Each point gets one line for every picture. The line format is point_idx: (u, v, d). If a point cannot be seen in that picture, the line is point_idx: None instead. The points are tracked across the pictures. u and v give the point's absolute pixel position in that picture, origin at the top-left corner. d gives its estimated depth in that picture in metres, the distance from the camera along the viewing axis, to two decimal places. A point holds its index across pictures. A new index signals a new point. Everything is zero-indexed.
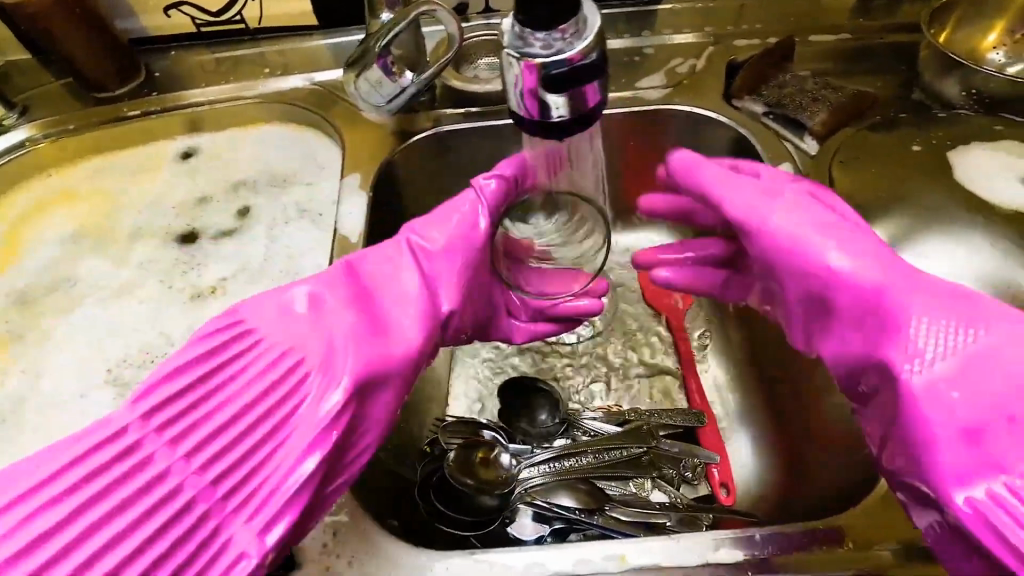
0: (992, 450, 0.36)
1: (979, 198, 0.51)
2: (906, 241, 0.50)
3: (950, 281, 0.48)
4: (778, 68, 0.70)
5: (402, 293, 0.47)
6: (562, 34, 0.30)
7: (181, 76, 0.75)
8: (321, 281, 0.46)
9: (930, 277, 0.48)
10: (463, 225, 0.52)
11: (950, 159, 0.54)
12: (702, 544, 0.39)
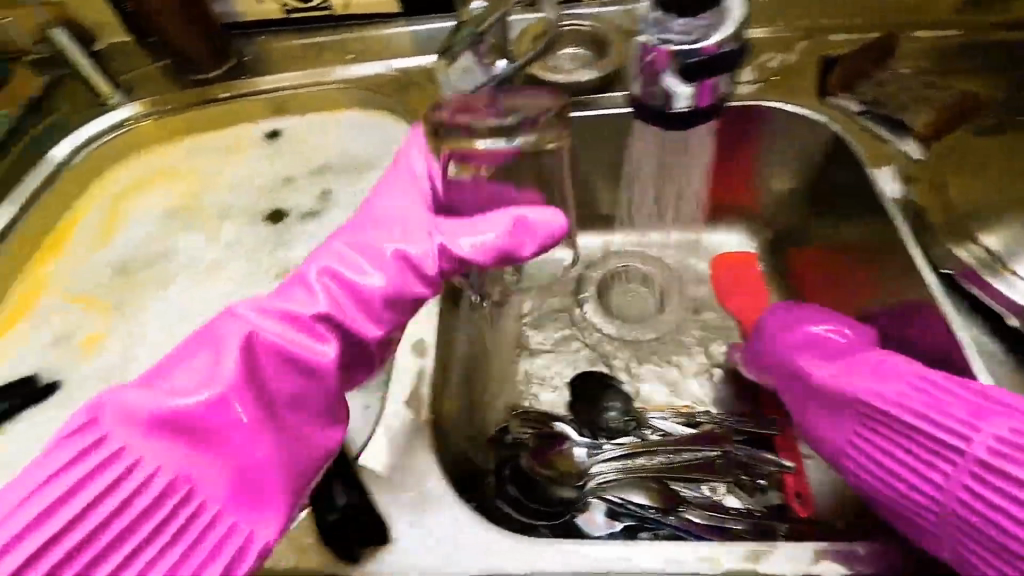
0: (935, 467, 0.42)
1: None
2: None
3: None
4: (877, 65, 0.67)
5: (243, 436, 0.36)
6: (704, 23, 0.29)
7: (270, 61, 0.78)
8: (185, 369, 0.37)
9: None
10: (400, 266, 0.44)
11: None
12: (801, 556, 0.37)
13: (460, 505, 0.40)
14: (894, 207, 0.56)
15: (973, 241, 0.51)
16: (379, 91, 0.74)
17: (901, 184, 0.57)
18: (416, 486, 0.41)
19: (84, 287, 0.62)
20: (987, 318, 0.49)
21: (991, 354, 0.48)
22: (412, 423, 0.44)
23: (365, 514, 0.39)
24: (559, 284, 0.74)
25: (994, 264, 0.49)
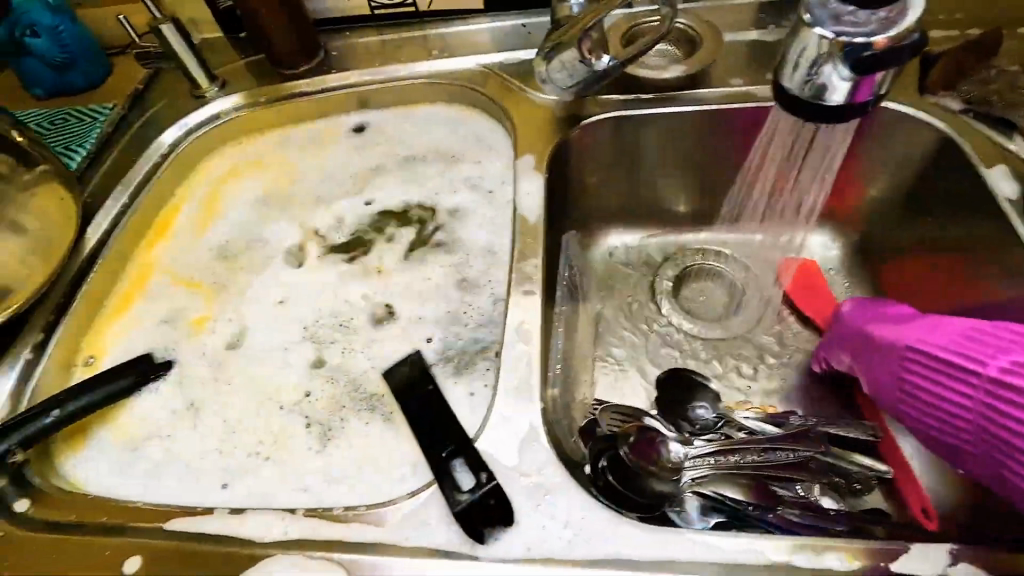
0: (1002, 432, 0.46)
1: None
2: None
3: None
4: (980, 62, 0.65)
5: None
6: (879, 17, 0.30)
7: (357, 56, 0.80)
8: None
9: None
10: None
11: None
12: (935, 555, 0.37)
13: (581, 492, 0.41)
14: (1009, 208, 0.54)
15: None
16: (465, 85, 0.75)
17: (1013, 184, 0.56)
18: (536, 472, 0.42)
19: (191, 271, 0.65)
20: None
21: None
22: (525, 410, 0.45)
23: (495, 494, 0.40)
24: (638, 280, 0.74)
25: None
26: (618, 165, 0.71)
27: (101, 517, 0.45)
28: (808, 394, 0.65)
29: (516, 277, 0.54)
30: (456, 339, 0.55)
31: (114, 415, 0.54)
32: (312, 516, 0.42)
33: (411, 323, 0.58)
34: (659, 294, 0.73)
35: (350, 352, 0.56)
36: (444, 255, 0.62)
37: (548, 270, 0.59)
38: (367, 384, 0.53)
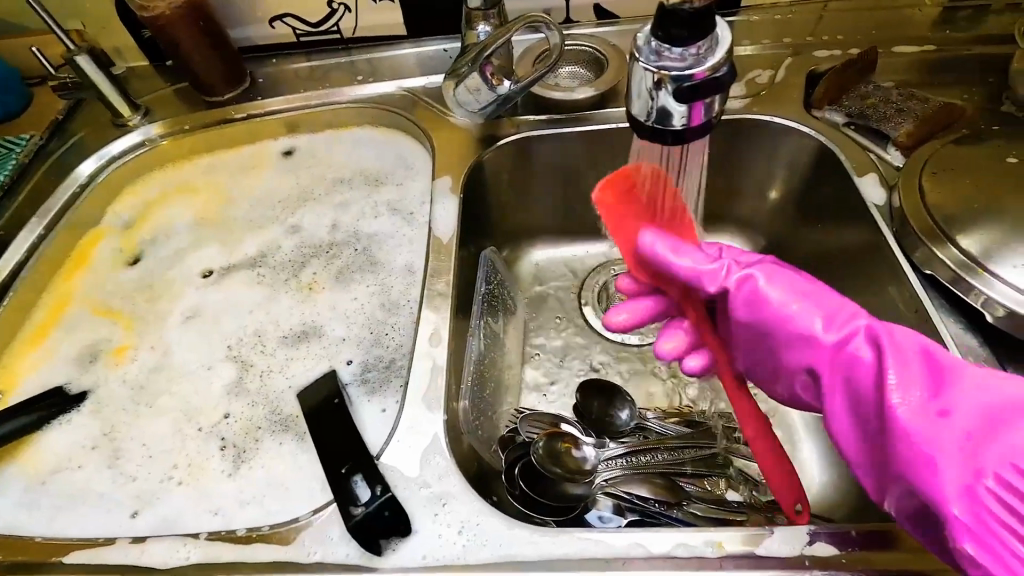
0: (966, 462, 0.37)
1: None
2: (1001, 249, 0.49)
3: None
4: (862, 79, 0.70)
5: None
6: (697, 51, 0.32)
7: (282, 84, 0.81)
8: None
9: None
10: None
11: None
12: (797, 537, 0.40)
13: (477, 499, 0.42)
14: (877, 213, 0.58)
15: (950, 244, 0.51)
16: (389, 109, 0.77)
17: (884, 191, 0.60)
18: (435, 483, 0.43)
19: (108, 300, 0.64)
20: (965, 312, 0.51)
21: (970, 347, 0.50)
22: (426, 425, 0.47)
23: (390, 505, 0.41)
24: (565, 291, 0.77)
25: (970, 265, 0.50)
26: (537, 183, 0.74)
27: (1, 556, 0.45)
28: (723, 394, 0.68)
29: (427, 295, 0.56)
30: (373, 358, 0.56)
31: (22, 451, 0.53)
32: (214, 540, 0.42)
33: (335, 342, 0.58)
34: (584, 303, 0.76)
35: (265, 375, 0.56)
36: (363, 275, 0.63)
37: (461, 287, 0.61)
38: (283, 406, 0.54)
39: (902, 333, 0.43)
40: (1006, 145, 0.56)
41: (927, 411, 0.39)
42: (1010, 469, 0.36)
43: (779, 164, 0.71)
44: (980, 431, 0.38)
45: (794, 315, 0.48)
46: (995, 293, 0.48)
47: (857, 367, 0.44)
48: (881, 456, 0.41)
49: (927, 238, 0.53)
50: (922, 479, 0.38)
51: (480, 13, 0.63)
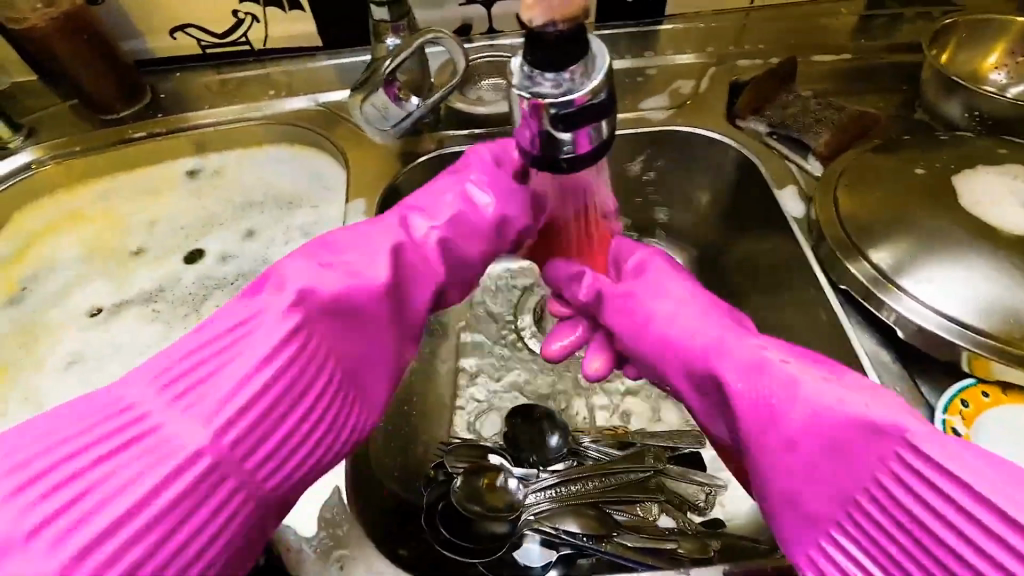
0: (824, 492, 0.34)
1: (992, 223, 0.49)
2: (912, 264, 0.49)
3: (961, 308, 0.47)
4: (782, 88, 0.70)
5: None
6: (571, 75, 0.29)
7: (187, 98, 0.75)
8: None
9: (943, 303, 0.47)
10: None
11: (952, 184, 0.53)
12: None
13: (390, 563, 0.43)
14: (796, 226, 0.58)
15: (862, 259, 0.51)
16: (303, 125, 0.72)
17: (802, 203, 0.60)
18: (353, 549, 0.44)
19: None
20: (878, 329, 0.52)
21: (885, 364, 0.51)
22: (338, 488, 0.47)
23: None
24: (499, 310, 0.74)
25: (879, 281, 0.50)
26: None
27: None
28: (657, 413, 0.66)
29: None
30: None
31: None
32: None
33: None
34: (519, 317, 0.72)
35: None
36: None
37: None
38: None
39: (742, 344, 0.39)
40: (916, 155, 0.56)
41: (774, 436, 0.35)
42: (871, 498, 0.33)
43: (703, 175, 0.70)
44: (831, 459, 0.34)
45: (654, 319, 0.44)
46: (899, 305, 0.48)
47: (715, 387, 0.40)
48: (749, 482, 0.39)
49: (840, 251, 0.53)
50: (777, 515, 0.36)
51: (388, 26, 0.59)
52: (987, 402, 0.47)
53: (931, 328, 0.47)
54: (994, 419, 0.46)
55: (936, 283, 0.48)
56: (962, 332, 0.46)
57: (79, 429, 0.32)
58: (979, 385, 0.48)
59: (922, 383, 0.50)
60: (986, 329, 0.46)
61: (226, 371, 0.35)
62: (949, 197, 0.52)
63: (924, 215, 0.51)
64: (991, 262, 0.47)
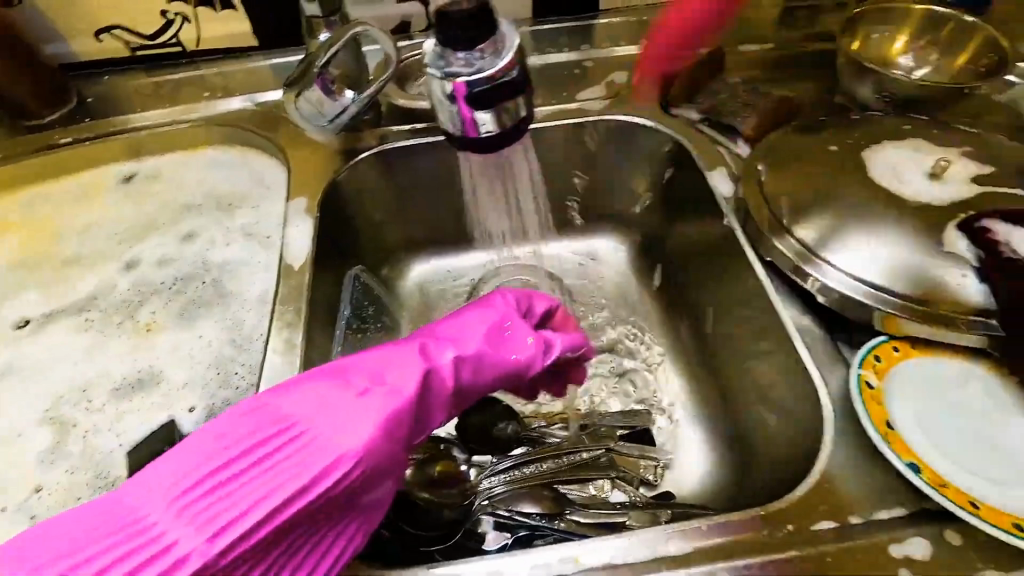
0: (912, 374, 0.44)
1: (899, 192, 0.52)
2: (833, 236, 0.51)
3: (877, 274, 0.49)
4: (712, 76, 0.73)
5: None
6: (482, 53, 0.30)
7: (116, 101, 0.73)
8: None
9: (861, 272, 0.49)
10: None
11: (865, 157, 0.56)
12: (651, 540, 0.39)
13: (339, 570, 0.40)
14: (725, 205, 0.61)
15: (789, 234, 0.53)
16: (240, 125, 0.71)
17: (730, 183, 0.62)
18: None
19: None
20: (804, 298, 0.54)
21: (810, 330, 0.52)
22: None
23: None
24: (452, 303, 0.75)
25: (806, 254, 0.52)
26: (406, 194, 0.71)
27: None
28: (608, 394, 0.67)
29: (276, 324, 0.52)
30: (218, 403, 0.51)
31: None
32: None
33: (175, 389, 0.52)
34: None
35: (90, 436, 0.49)
36: (210, 309, 0.57)
37: (319, 313, 0.57)
38: (109, 469, 0.48)
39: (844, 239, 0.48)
40: (833, 133, 0.60)
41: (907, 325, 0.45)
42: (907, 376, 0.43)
43: (641, 161, 0.73)
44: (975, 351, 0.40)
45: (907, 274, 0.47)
46: (825, 276, 0.50)
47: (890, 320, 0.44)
48: None
49: (767, 230, 0.55)
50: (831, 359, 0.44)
51: (320, 21, 0.59)
52: (899, 355, 0.48)
53: (854, 296, 0.49)
54: (907, 372, 0.47)
55: (853, 253, 0.50)
56: (881, 296, 0.48)
57: (98, 542, 0.36)
58: (890, 342, 0.49)
59: (842, 344, 0.52)
60: (902, 293, 0.48)
61: (248, 505, 0.38)
62: (861, 170, 0.55)
63: (837, 187, 0.54)
64: (898, 225, 0.50)
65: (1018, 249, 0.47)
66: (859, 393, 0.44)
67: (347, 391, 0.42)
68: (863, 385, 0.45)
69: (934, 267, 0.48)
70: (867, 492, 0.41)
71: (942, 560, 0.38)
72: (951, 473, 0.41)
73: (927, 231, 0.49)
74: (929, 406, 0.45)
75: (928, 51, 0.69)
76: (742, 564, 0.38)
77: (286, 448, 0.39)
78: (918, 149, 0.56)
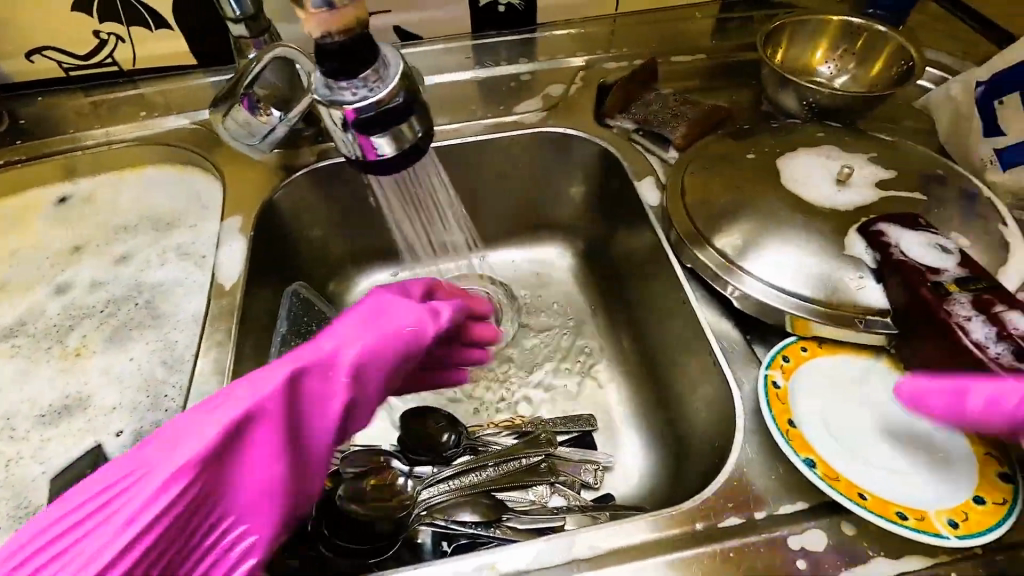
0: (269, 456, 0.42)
1: (807, 199, 0.55)
2: (753, 244, 0.53)
3: (789, 280, 0.51)
4: (646, 87, 0.76)
5: None
6: (364, 81, 0.32)
7: (50, 122, 0.72)
8: None
9: (774, 278, 0.52)
10: None
11: (779, 164, 0.58)
12: (562, 544, 0.40)
13: None
14: (652, 214, 0.63)
15: (708, 246, 0.55)
16: (176, 144, 0.71)
17: (658, 192, 0.65)
18: None
19: None
20: (723, 303, 0.56)
21: (728, 333, 0.54)
22: None
23: None
24: None
25: (722, 261, 0.54)
26: (347, 210, 0.71)
27: None
28: (551, 401, 0.69)
29: (205, 344, 0.53)
30: (147, 425, 0.51)
31: None
32: None
33: (103, 414, 0.52)
34: None
35: (14, 464, 0.49)
36: (143, 332, 0.57)
37: (252, 333, 0.57)
38: (32, 497, 0.47)
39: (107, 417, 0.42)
40: (754, 141, 0.62)
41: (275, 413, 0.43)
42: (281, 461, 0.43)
43: (579, 172, 0.74)
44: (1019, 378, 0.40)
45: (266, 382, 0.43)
46: (743, 284, 0.52)
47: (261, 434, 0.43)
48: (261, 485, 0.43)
49: (689, 240, 0.56)
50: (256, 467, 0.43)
51: (249, 42, 0.60)
52: (805, 355, 0.50)
53: (768, 303, 0.51)
54: (811, 371, 0.49)
55: (766, 260, 0.52)
56: (794, 301, 0.50)
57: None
58: (798, 342, 0.51)
59: (757, 344, 0.54)
60: (813, 297, 0.50)
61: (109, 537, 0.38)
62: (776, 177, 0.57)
63: (752, 195, 0.56)
64: (806, 232, 0.52)
65: (909, 250, 0.49)
66: (765, 391, 0.46)
67: (239, 399, 0.42)
68: (770, 385, 0.47)
69: (836, 271, 0.51)
70: (770, 487, 0.43)
71: (838, 549, 0.40)
72: (850, 469, 0.43)
73: (831, 237, 0.52)
74: (834, 404, 0.47)
75: (846, 61, 0.72)
76: (651, 562, 0.40)
77: (164, 461, 0.39)
78: (827, 156, 0.59)
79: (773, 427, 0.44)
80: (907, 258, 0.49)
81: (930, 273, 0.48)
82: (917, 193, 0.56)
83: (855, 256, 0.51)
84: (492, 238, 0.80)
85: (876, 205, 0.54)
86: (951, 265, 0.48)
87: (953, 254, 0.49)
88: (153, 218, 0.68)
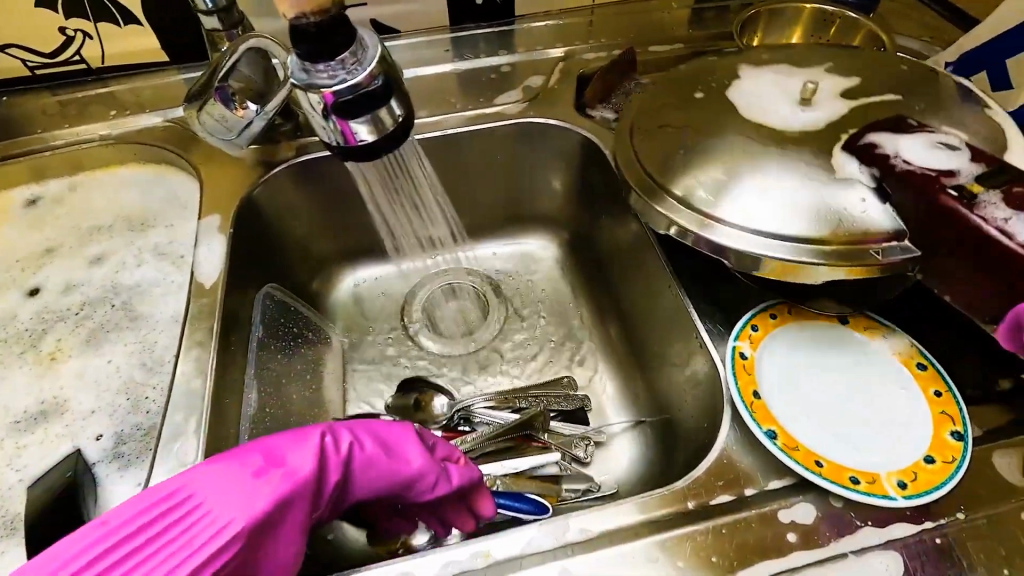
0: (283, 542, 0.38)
1: (772, 127, 0.49)
2: (727, 187, 0.47)
3: (775, 222, 0.45)
4: (626, 77, 0.76)
5: None
6: (343, 64, 0.31)
7: (17, 122, 0.70)
8: None
9: (745, 221, 0.46)
10: None
11: (730, 97, 0.52)
12: (555, 529, 0.40)
13: None
14: None
15: (667, 197, 0.48)
16: (149, 142, 0.69)
17: None
18: None
19: None
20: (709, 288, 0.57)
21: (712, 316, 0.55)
22: None
23: None
24: (384, 311, 0.75)
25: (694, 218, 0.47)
26: (329, 205, 0.70)
27: None
28: None
29: (185, 344, 0.52)
30: (128, 428, 0.50)
31: None
32: None
33: (80, 418, 0.51)
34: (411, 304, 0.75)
35: None
36: (120, 333, 0.56)
37: (234, 332, 0.56)
38: (9, 505, 0.46)
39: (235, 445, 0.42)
40: None
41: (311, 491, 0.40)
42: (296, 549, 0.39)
43: (562, 162, 0.75)
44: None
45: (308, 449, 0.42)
46: (714, 234, 0.46)
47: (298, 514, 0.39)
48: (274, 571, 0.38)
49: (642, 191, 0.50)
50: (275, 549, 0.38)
51: (222, 35, 0.59)
52: (774, 322, 0.51)
53: (750, 251, 0.45)
54: (781, 341, 0.50)
55: (751, 194, 0.46)
56: (797, 246, 0.45)
57: None
58: (768, 309, 0.52)
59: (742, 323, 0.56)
60: (817, 235, 0.44)
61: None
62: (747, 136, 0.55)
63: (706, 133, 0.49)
64: (794, 161, 0.46)
65: (917, 158, 0.45)
66: (731, 364, 0.48)
67: (317, 439, 0.42)
68: (737, 356, 0.48)
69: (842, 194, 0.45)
70: (758, 465, 0.44)
71: (825, 523, 0.41)
72: (813, 440, 0.44)
73: None
74: (804, 376, 0.48)
75: None
76: (645, 543, 0.40)
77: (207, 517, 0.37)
78: (784, 73, 0.53)
79: (737, 399, 0.45)
80: (911, 165, 0.45)
81: (944, 177, 0.44)
82: (892, 93, 0.51)
83: (851, 178, 0.46)
84: (476, 232, 0.80)
85: (855, 116, 0.49)
86: (965, 162, 0.45)
87: (960, 149, 0.46)
88: (127, 218, 0.66)
